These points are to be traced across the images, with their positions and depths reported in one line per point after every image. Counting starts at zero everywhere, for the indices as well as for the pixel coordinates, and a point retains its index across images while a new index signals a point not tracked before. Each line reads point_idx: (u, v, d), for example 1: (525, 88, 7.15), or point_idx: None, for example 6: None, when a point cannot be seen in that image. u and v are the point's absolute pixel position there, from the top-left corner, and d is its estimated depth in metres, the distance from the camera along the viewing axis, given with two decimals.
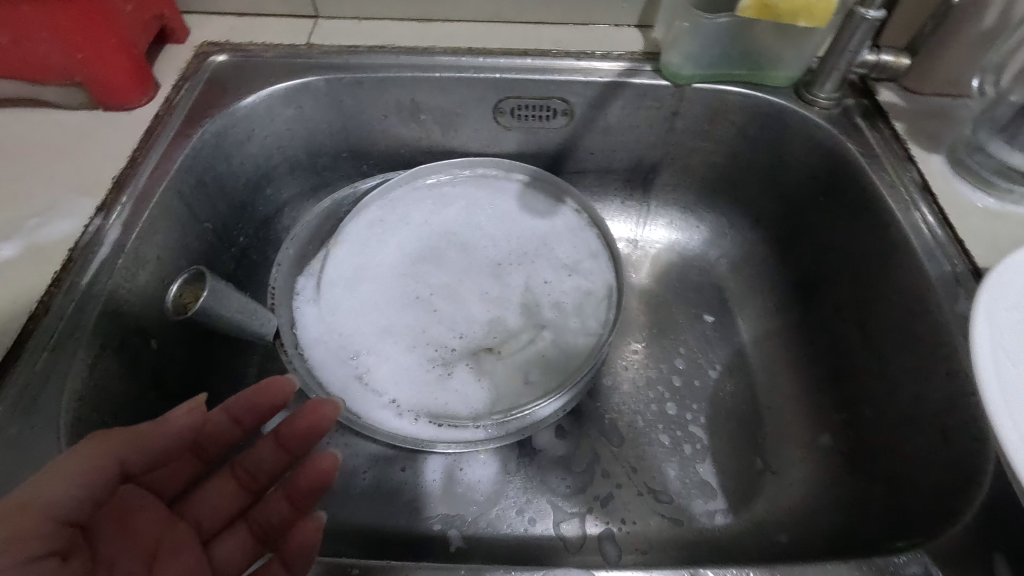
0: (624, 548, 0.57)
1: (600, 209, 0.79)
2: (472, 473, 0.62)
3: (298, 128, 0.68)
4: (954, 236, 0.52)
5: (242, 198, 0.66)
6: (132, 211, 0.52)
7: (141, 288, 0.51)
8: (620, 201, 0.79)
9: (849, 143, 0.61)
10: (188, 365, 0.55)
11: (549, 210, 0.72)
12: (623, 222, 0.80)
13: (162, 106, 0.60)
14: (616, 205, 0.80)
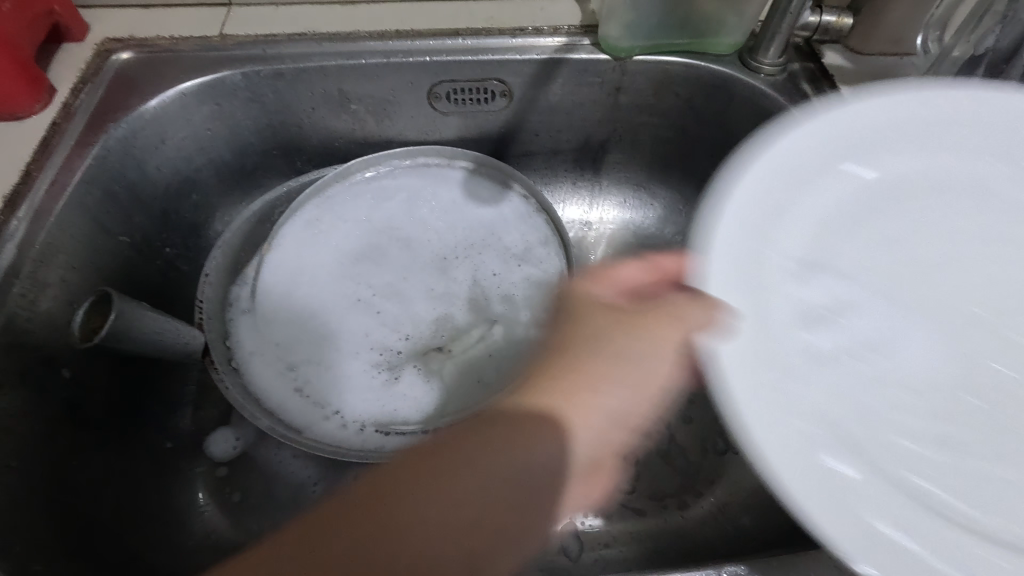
0: (586, 543, 0.55)
1: (550, 192, 0.77)
2: None
3: (219, 127, 0.63)
4: None
5: (164, 207, 0.62)
6: (27, 231, 0.48)
7: (44, 315, 0.48)
8: (572, 182, 0.76)
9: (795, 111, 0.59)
10: (111, 390, 0.52)
11: (495, 197, 0.69)
12: (575, 204, 0.77)
13: (59, 112, 0.55)
14: (567, 186, 0.77)
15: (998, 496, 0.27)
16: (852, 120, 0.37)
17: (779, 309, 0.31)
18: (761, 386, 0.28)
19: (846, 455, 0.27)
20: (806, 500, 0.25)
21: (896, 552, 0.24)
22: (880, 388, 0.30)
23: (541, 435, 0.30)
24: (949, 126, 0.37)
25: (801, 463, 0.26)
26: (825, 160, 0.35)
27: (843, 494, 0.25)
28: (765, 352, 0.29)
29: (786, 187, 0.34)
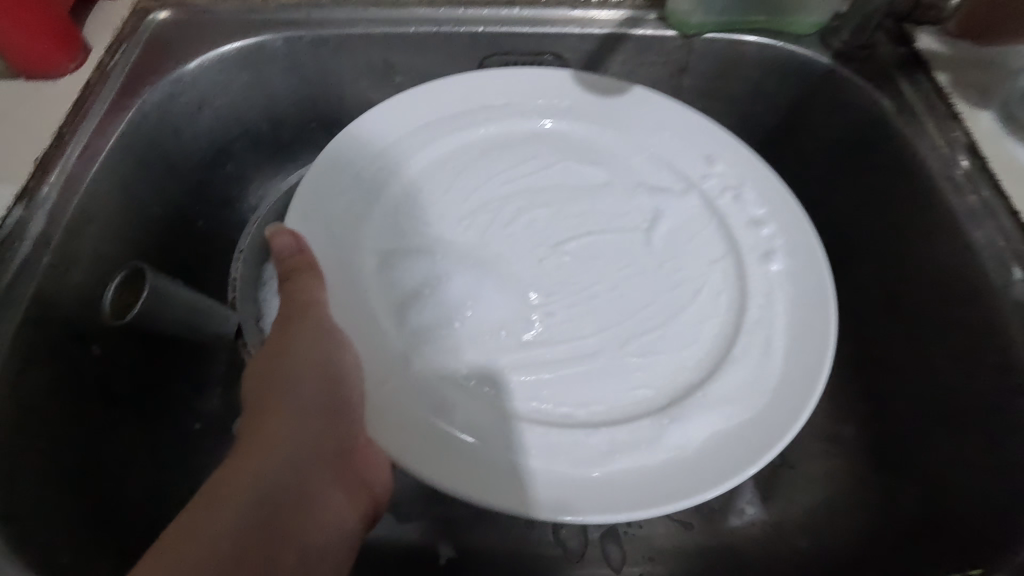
0: (628, 553, 0.51)
1: None
2: None
3: (258, 95, 0.60)
4: (1008, 206, 0.46)
5: (198, 178, 0.59)
6: (58, 199, 0.46)
7: (74, 289, 0.45)
8: None
9: (884, 99, 0.53)
10: (142, 368, 0.50)
11: None
12: None
13: (94, 72, 0.52)
14: None
15: (745, 400, 0.40)
16: (412, 114, 0.51)
17: (456, 273, 0.45)
18: (454, 396, 0.39)
19: (581, 406, 0.40)
20: (538, 498, 0.36)
21: (677, 474, 0.37)
22: (576, 334, 0.43)
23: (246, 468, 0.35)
24: (632, 107, 0.53)
25: (501, 473, 0.36)
26: (449, 145, 0.51)
27: (546, 476, 0.37)
28: (466, 294, 0.43)
29: (430, 176, 0.50)
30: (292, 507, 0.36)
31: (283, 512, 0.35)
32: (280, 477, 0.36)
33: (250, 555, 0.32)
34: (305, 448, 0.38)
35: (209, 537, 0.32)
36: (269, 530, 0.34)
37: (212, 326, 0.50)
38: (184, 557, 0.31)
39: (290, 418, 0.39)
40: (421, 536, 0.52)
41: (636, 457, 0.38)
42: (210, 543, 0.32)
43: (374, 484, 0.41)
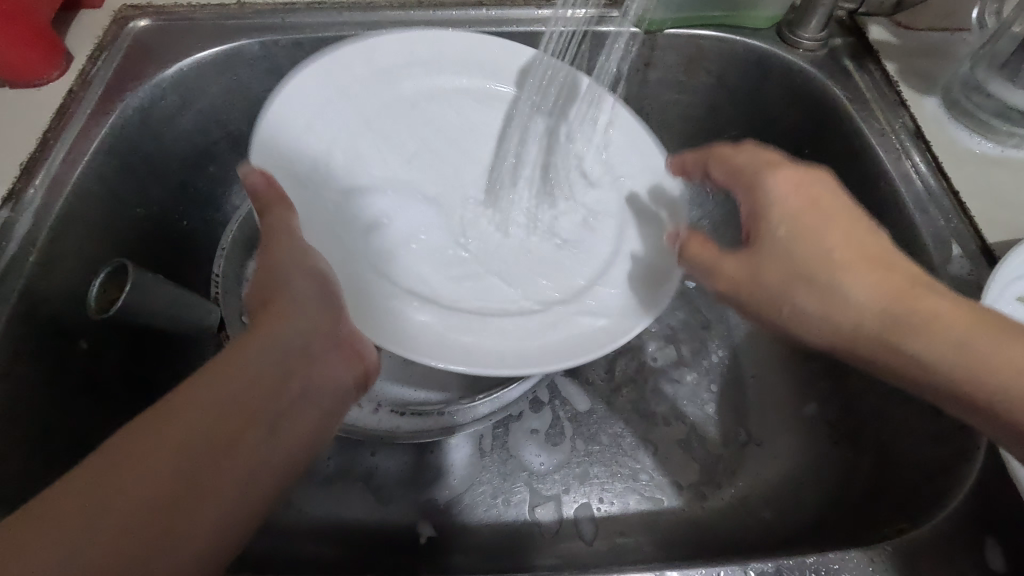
0: (602, 529, 0.54)
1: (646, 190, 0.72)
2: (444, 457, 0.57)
3: (237, 98, 0.62)
4: (950, 188, 0.48)
5: (182, 179, 0.61)
6: (44, 201, 0.48)
7: (60, 285, 0.47)
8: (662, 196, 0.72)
9: (836, 88, 0.55)
10: (128, 362, 0.52)
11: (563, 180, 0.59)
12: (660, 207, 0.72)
13: (77, 80, 0.54)
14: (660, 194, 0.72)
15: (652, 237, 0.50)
16: (343, 76, 0.51)
17: (406, 221, 0.49)
18: (416, 302, 0.43)
19: (524, 298, 0.46)
20: (540, 359, 0.41)
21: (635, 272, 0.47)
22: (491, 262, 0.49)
23: (241, 354, 0.33)
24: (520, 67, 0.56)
25: (444, 345, 0.41)
26: (385, 117, 0.52)
27: (548, 350, 0.42)
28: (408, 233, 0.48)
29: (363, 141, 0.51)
30: (284, 372, 0.34)
31: (272, 396, 0.33)
32: (272, 348, 0.35)
33: (241, 411, 0.31)
34: (304, 323, 0.37)
35: (199, 396, 0.30)
36: (262, 390, 0.33)
37: (194, 319, 0.52)
38: (174, 417, 0.29)
39: (291, 301, 0.37)
40: (404, 517, 0.54)
41: (549, 333, 0.43)
42: (199, 405, 0.30)
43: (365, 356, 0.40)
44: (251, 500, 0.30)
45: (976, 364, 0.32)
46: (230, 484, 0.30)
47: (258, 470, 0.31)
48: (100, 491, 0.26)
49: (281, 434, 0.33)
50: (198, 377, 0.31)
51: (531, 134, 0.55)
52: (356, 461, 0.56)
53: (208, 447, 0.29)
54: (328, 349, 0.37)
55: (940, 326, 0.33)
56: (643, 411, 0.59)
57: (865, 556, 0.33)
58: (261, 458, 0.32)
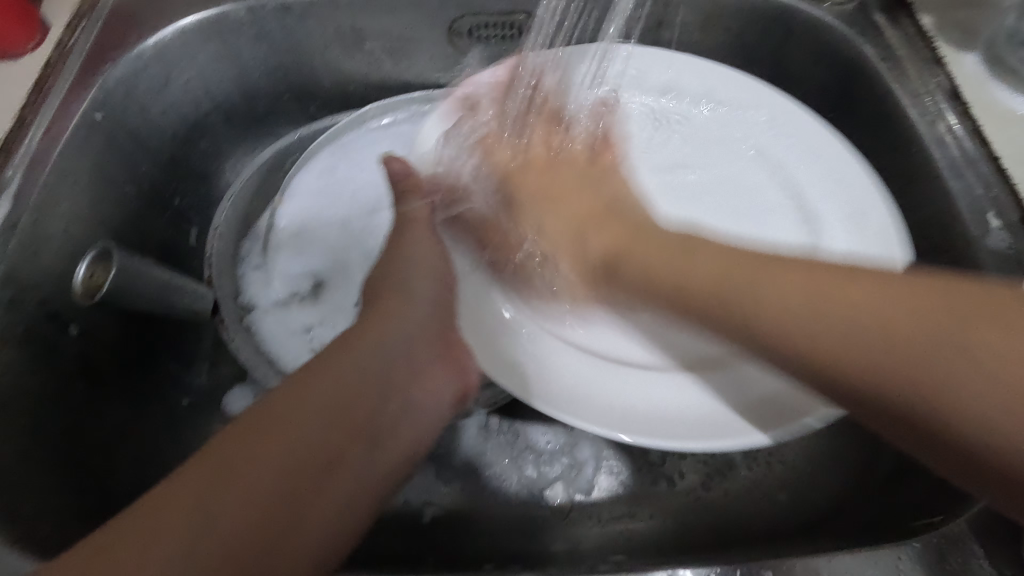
0: (611, 510, 0.52)
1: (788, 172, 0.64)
2: (450, 440, 0.55)
3: (225, 69, 0.59)
4: (990, 153, 0.44)
5: (172, 155, 0.59)
6: (24, 180, 0.46)
7: (47, 269, 0.46)
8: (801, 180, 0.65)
9: (866, 45, 0.50)
10: (123, 347, 0.50)
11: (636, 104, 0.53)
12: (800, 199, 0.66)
13: (54, 52, 0.51)
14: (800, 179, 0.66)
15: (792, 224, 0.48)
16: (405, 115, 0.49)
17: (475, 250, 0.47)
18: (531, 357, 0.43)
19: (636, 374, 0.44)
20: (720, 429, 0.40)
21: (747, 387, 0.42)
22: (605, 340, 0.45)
23: (363, 337, 0.41)
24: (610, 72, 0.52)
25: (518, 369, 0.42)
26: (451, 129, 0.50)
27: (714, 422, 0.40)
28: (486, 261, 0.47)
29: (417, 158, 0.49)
30: (382, 396, 0.39)
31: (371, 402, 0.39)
32: (365, 367, 0.39)
33: (341, 438, 0.36)
34: (398, 344, 0.42)
35: (314, 423, 0.35)
36: (343, 432, 0.36)
37: (186, 302, 0.51)
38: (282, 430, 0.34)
39: (402, 296, 0.44)
40: (408, 501, 0.53)
41: (643, 383, 0.43)
42: (311, 426, 0.35)
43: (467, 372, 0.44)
44: (346, 520, 0.35)
45: (935, 399, 0.30)
46: (341, 491, 0.35)
47: (356, 488, 0.36)
48: (231, 490, 0.32)
49: (354, 464, 0.36)
50: (306, 396, 0.36)
51: (539, 99, 0.51)
52: None
53: (283, 488, 0.33)
54: (437, 354, 0.43)
55: (920, 350, 0.31)
56: None
57: (891, 553, 0.33)
58: (361, 480, 0.36)
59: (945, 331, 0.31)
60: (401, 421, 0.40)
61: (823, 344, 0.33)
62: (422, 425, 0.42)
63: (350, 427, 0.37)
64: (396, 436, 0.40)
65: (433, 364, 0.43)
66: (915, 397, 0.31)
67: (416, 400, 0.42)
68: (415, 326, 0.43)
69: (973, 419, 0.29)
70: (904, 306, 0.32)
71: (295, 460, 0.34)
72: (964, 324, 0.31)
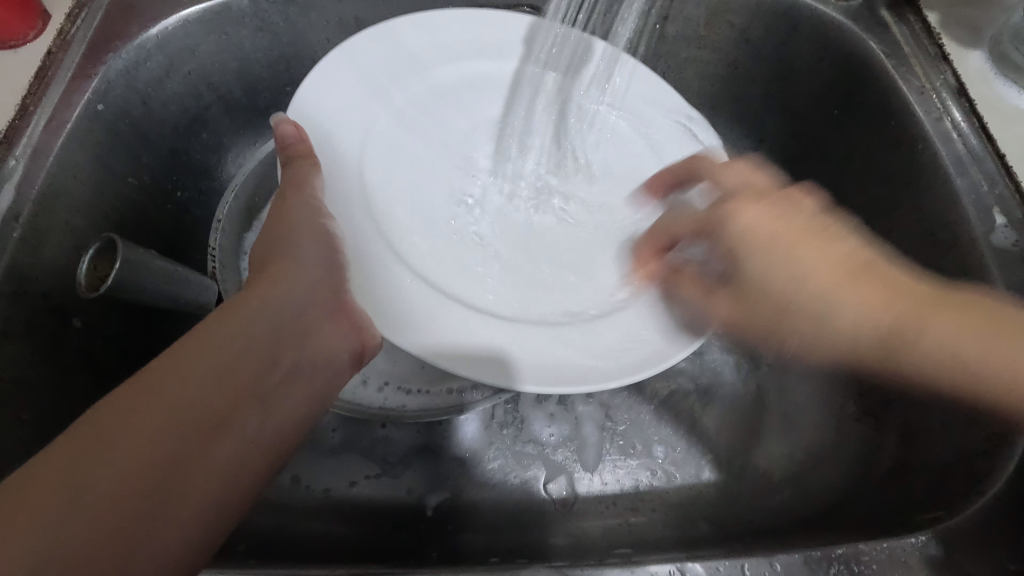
0: (613, 505, 0.52)
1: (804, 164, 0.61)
2: (458, 436, 0.55)
3: (228, 59, 0.58)
4: (995, 151, 0.45)
5: (172, 147, 0.58)
6: (27, 172, 0.45)
7: (50, 262, 0.46)
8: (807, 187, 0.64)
9: (871, 41, 0.50)
10: (124, 342, 0.50)
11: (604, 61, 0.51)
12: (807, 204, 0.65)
13: (54, 41, 0.50)
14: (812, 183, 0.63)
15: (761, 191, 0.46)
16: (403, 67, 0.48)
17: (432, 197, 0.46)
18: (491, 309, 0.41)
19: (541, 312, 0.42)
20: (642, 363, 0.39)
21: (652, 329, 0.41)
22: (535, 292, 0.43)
23: (259, 295, 0.36)
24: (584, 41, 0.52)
25: (480, 349, 0.38)
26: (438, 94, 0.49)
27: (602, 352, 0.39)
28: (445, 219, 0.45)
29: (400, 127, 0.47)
30: (269, 359, 0.34)
31: (258, 363, 0.34)
32: (248, 330, 0.34)
33: (221, 406, 0.31)
34: (294, 298, 0.37)
35: (184, 391, 0.30)
36: (224, 398, 0.31)
37: (195, 294, 0.51)
38: (151, 405, 0.29)
39: (294, 260, 0.39)
40: (411, 493, 0.53)
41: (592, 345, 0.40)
42: (186, 395, 0.30)
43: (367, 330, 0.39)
44: (228, 491, 0.30)
45: (900, 341, 0.36)
46: (223, 462, 0.30)
47: (239, 456, 0.31)
48: (76, 477, 0.26)
49: (232, 434, 0.31)
50: (177, 362, 0.31)
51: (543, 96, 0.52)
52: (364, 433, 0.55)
53: (159, 467, 0.28)
54: (337, 313, 0.38)
55: (916, 324, 0.36)
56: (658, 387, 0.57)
57: (898, 548, 0.33)
58: (238, 452, 0.31)
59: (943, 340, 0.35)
60: (298, 381, 0.36)
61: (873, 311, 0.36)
62: (314, 385, 0.36)
63: (234, 388, 0.32)
64: (292, 403, 0.35)
65: (336, 321, 0.38)
66: (875, 335, 0.37)
67: (310, 361, 0.37)
68: (309, 282, 0.38)
69: (951, 352, 0.36)
70: (875, 272, 0.37)
71: (168, 432, 0.29)
72: (945, 310, 0.36)
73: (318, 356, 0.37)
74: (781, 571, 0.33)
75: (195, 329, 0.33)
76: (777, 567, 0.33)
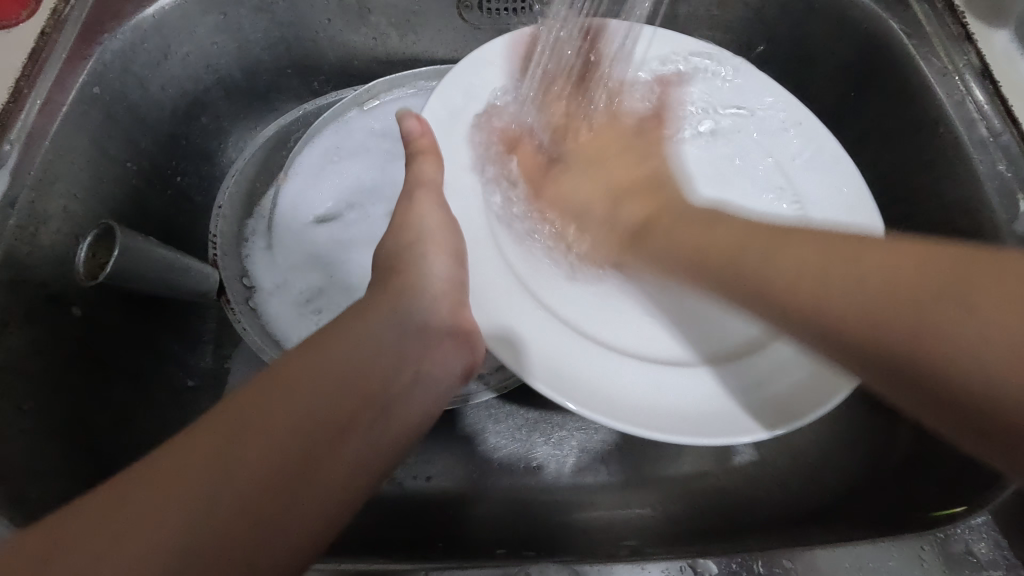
0: (622, 495, 0.52)
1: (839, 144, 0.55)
2: (474, 428, 0.54)
3: (227, 41, 0.56)
4: (1020, 134, 0.43)
5: (172, 131, 0.57)
6: (22, 158, 0.44)
7: (48, 250, 0.45)
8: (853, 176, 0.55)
9: (894, 20, 0.48)
10: (126, 331, 0.49)
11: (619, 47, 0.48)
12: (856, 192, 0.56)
13: (49, 21, 0.49)
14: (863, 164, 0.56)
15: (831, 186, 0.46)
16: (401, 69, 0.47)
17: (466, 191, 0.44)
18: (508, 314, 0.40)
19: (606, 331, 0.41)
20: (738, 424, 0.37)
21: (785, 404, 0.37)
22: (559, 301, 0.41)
23: (407, 300, 0.40)
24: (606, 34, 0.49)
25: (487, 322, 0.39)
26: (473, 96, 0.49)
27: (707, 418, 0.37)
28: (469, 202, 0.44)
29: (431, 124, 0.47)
30: (384, 378, 0.37)
31: (382, 375, 0.37)
32: (380, 341, 0.37)
33: (342, 415, 0.34)
34: (396, 323, 0.39)
35: (308, 400, 0.33)
36: (349, 407, 0.34)
37: (194, 282, 0.50)
38: (281, 405, 0.32)
39: (399, 290, 0.41)
40: (418, 482, 0.52)
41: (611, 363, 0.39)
42: (311, 401, 0.33)
43: (463, 355, 0.43)
44: (354, 481, 0.33)
45: (923, 345, 0.26)
46: (336, 472, 0.32)
47: (355, 467, 0.34)
48: (212, 470, 0.29)
49: (354, 444, 0.34)
50: (309, 379, 0.33)
51: None
52: None
53: (287, 466, 0.30)
54: (451, 338, 0.42)
55: (846, 293, 0.29)
56: None
57: (914, 544, 0.33)
58: (359, 456, 0.34)
59: (855, 276, 0.29)
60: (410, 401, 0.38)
61: (840, 305, 0.29)
62: (414, 413, 0.38)
63: (354, 402, 0.34)
64: (410, 417, 0.38)
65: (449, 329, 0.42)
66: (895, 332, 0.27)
67: (421, 385, 0.39)
68: (434, 298, 0.41)
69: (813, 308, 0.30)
70: (846, 240, 0.31)
71: (290, 438, 0.31)
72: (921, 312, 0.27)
73: (427, 387, 0.40)
74: (794, 566, 0.32)
75: (325, 333, 0.37)
76: (791, 563, 0.33)
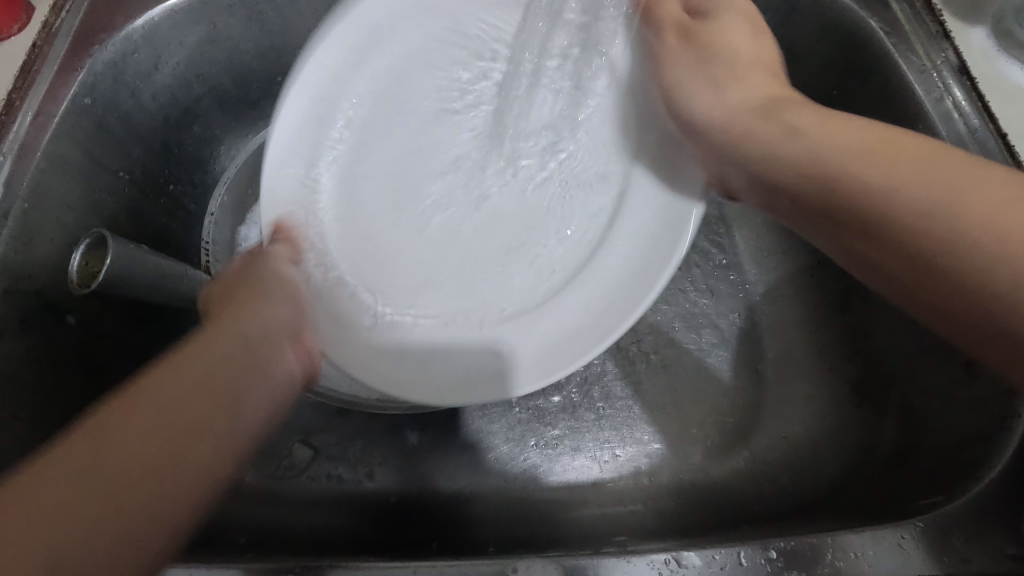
0: (612, 492, 0.52)
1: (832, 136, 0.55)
2: (467, 430, 0.55)
3: (216, 50, 0.57)
4: (998, 130, 0.44)
5: (163, 140, 0.57)
6: (15, 170, 0.45)
7: (42, 260, 0.46)
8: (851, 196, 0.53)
9: (873, 19, 0.48)
10: (120, 338, 0.50)
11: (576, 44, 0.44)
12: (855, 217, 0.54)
13: (40, 33, 0.49)
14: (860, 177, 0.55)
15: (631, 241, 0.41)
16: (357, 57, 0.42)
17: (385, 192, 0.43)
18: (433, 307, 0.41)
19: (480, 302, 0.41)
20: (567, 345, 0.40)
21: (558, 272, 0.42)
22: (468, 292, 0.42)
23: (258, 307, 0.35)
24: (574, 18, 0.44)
25: (471, 341, 0.40)
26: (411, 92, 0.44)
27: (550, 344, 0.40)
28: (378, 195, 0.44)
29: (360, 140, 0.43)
30: (232, 385, 0.32)
31: (233, 374, 0.32)
32: (217, 357, 0.32)
33: (191, 419, 0.30)
34: (266, 323, 0.35)
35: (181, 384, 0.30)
36: (188, 423, 0.30)
37: (187, 290, 0.50)
38: (132, 420, 0.28)
39: (261, 298, 0.36)
40: (411, 483, 0.53)
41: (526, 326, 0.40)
42: (155, 412, 0.29)
43: (303, 363, 0.37)
44: (191, 473, 0.29)
45: (923, 261, 0.30)
46: (178, 477, 0.29)
47: (205, 471, 0.30)
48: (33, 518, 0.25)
49: (204, 450, 0.30)
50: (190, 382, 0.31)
51: None
52: (363, 423, 0.55)
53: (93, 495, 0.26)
54: (273, 356, 0.35)
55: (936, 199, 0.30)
56: (658, 376, 0.56)
57: (896, 533, 0.33)
58: (209, 465, 0.30)
59: (819, 141, 0.35)
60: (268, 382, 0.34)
61: (964, 233, 0.29)
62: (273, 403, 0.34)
63: (199, 407, 0.30)
64: (261, 410, 0.33)
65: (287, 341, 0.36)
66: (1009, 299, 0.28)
67: (274, 370, 0.35)
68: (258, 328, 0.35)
69: (895, 185, 0.31)
70: (837, 136, 0.35)
71: (132, 468, 0.27)
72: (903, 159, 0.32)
73: (272, 379, 0.34)
74: (777, 558, 0.33)
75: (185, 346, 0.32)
76: (773, 554, 0.33)
